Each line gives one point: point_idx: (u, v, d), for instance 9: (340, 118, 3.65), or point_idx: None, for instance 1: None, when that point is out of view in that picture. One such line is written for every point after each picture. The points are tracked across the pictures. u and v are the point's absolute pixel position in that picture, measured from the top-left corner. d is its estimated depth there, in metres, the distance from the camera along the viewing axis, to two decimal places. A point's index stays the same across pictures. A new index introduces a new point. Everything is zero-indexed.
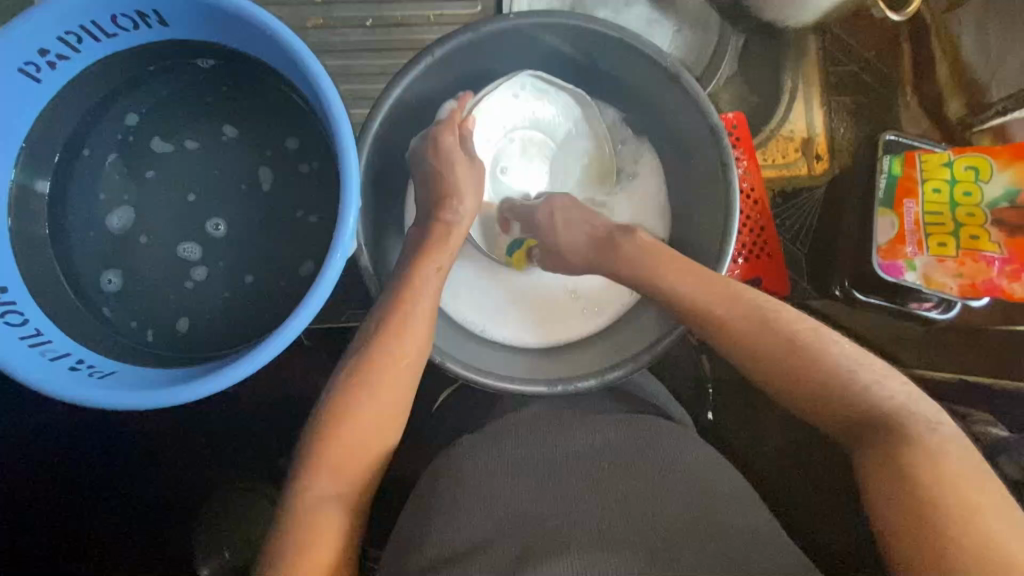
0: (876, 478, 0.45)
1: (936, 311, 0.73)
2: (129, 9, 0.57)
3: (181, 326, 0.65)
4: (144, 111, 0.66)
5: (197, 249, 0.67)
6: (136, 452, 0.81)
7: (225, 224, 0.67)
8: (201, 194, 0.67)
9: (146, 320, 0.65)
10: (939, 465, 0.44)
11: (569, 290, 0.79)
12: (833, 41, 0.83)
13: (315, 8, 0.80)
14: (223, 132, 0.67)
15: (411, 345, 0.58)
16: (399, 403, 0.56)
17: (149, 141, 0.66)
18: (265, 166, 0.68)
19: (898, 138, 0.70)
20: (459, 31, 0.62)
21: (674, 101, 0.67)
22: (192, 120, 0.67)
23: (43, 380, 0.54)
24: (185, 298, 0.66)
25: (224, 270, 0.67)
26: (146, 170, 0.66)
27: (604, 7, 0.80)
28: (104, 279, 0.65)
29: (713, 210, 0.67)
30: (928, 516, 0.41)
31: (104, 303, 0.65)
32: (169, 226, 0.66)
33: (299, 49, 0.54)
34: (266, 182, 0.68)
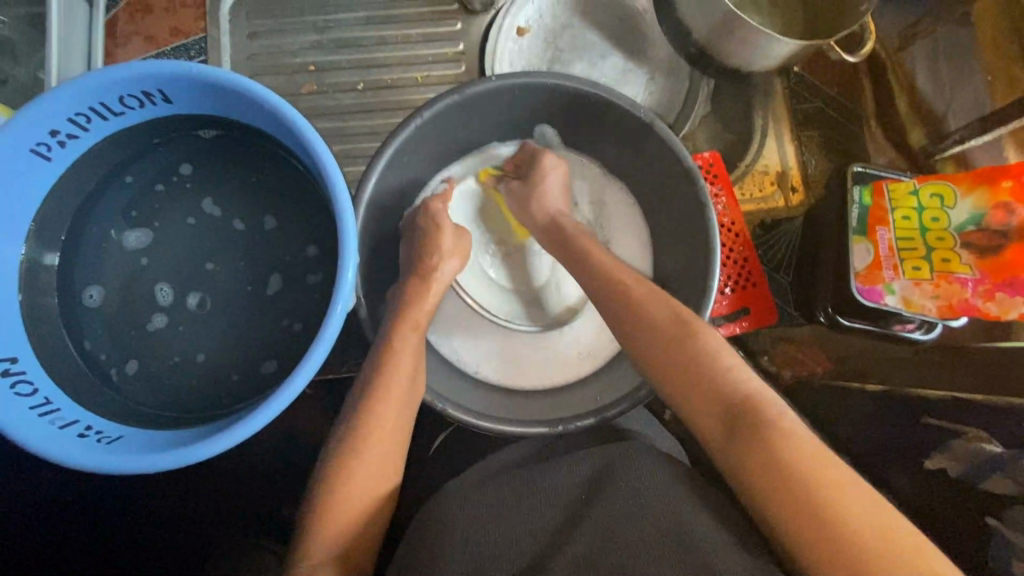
0: (757, 467, 0.49)
1: (918, 333, 0.75)
2: (135, 91, 0.61)
3: (130, 368, 0.68)
4: (141, 177, 0.70)
5: (168, 291, 0.70)
6: (133, 511, 0.81)
7: (199, 297, 0.71)
8: (218, 261, 0.72)
9: (119, 357, 0.68)
10: (806, 446, 0.48)
11: (565, 338, 0.81)
12: (797, 79, 0.89)
13: (308, 76, 0.87)
14: (208, 207, 0.71)
15: (402, 394, 0.61)
16: (395, 450, 0.59)
17: (201, 202, 0.71)
18: (276, 274, 0.72)
19: (865, 169, 0.74)
20: (445, 94, 0.67)
21: (651, 146, 0.72)
22: (191, 187, 0.71)
23: (52, 449, 0.56)
24: (143, 341, 0.69)
25: (183, 334, 0.70)
26: (188, 216, 0.71)
27: (580, 62, 0.87)
28: (86, 294, 0.68)
29: (693, 251, 0.71)
30: (815, 497, 0.45)
31: (84, 338, 0.67)
32: (169, 274, 0.70)
33: (304, 129, 0.59)
34: (277, 288, 0.72)
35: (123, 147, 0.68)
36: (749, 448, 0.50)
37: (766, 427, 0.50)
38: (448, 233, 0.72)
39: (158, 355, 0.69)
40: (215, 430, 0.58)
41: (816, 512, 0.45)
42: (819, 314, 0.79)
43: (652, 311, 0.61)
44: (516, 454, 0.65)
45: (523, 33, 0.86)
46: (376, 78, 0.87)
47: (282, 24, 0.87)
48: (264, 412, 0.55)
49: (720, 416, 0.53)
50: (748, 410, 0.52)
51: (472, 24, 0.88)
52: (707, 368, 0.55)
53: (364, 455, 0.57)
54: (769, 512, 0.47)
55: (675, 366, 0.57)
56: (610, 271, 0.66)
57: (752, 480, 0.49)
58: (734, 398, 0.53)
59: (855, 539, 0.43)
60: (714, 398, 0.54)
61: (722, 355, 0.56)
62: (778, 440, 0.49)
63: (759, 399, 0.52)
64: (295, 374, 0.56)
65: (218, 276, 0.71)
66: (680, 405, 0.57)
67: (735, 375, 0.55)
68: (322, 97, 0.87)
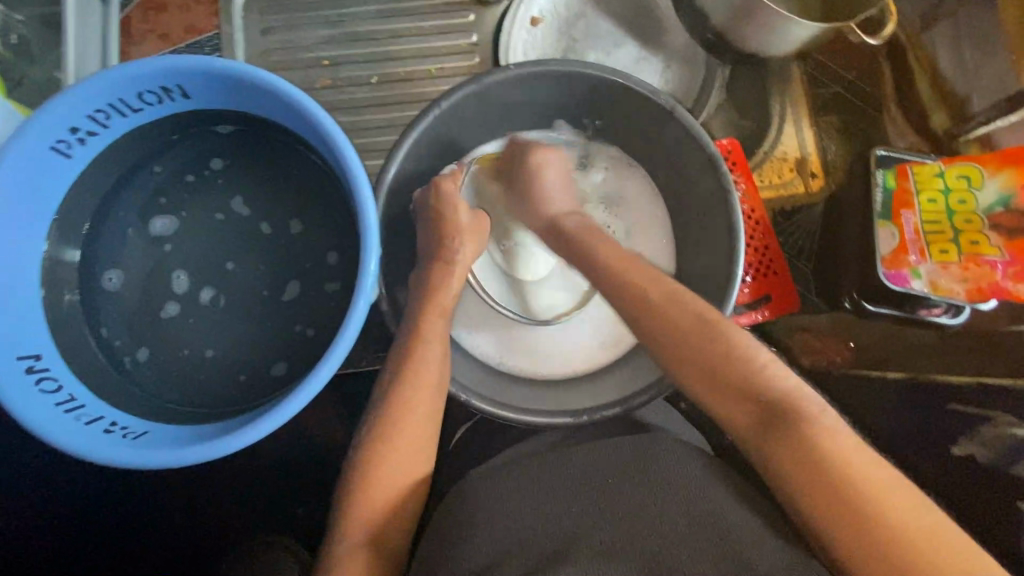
0: (800, 472, 0.47)
1: (945, 317, 0.78)
2: (155, 87, 0.61)
3: (140, 356, 0.68)
4: (159, 172, 0.70)
5: (184, 278, 0.71)
6: (153, 510, 0.80)
7: (212, 291, 0.71)
8: (237, 262, 0.72)
9: (132, 341, 0.69)
10: (850, 451, 0.47)
11: (588, 329, 0.81)
12: (814, 64, 0.88)
13: (323, 70, 0.87)
14: (235, 207, 0.72)
15: (427, 385, 0.61)
16: (419, 443, 0.59)
17: (230, 202, 0.72)
18: (294, 282, 0.71)
19: (889, 153, 0.73)
20: (463, 84, 0.67)
21: (672, 133, 0.71)
22: (210, 183, 0.72)
23: (78, 444, 0.56)
24: (160, 332, 0.69)
25: (190, 328, 0.70)
26: (215, 211, 0.72)
27: (594, 50, 0.87)
28: (106, 277, 0.69)
29: (716, 239, 0.71)
30: (862, 506, 0.44)
31: (102, 325, 0.68)
32: (186, 264, 0.71)
33: (326, 123, 0.59)
34: (294, 296, 0.71)
35: (141, 144, 0.68)
36: (790, 454, 0.48)
37: (810, 433, 0.48)
38: (464, 221, 0.71)
39: (176, 348, 0.69)
40: (241, 424, 0.58)
41: (865, 521, 0.44)
42: (843, 300, 0.78)
43: (679, 304, 0.58)
44: (542, 443, 0.65)
45: (537, 23, 0.86)
46: (390, 72, 0.87)
47: (295, 18, 0.87)
48: (288, 405, 0.55)
49: (759, 420, 0.51)
50: (787, 412, 0.50)
51: (485, 14, 0.87)
52: (739, 365, 0.53)
53: (393, 446, 0.58)
54: (816, 522, 0.46)
55: (702, 362, 0.55)
56: (632, 259, 0.66)
57: (796, 486, 0.47)
58: (771, 397, 0.51)
59: (905, 547, 0.42)
60: (749, 401, 0.52)
61: (752, 352, 0.54)
62: (821, 446, 0.47)
63: (795, 398, 0.51)
64: (318, 368, 0.55)
65: (237, 276, 0.71)
66: (712, 404, 0.54)
67: (771, 372, 0.53)
68: (337, 91, 0.87)
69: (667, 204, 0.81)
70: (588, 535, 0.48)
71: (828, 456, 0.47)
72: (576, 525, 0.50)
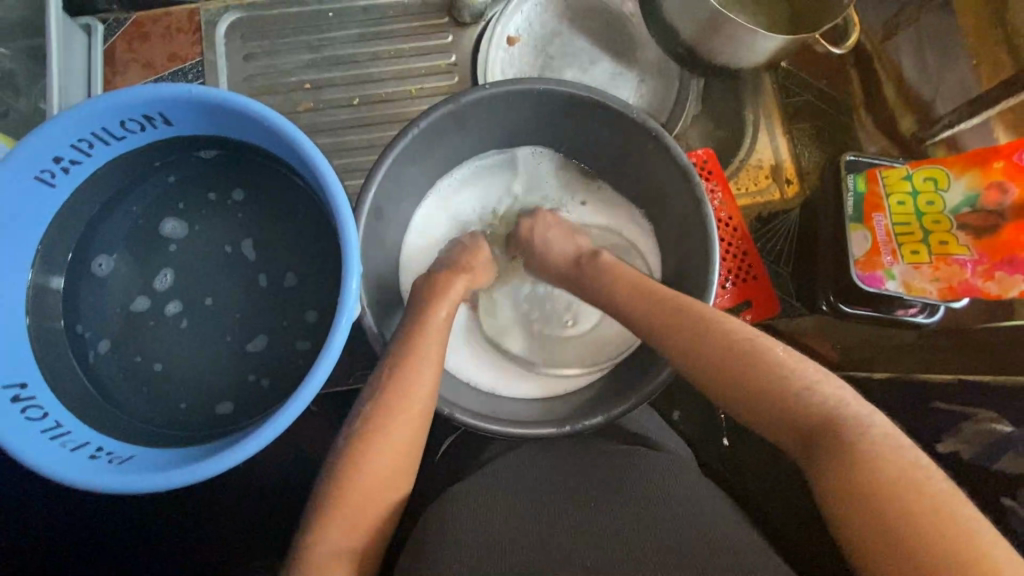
0: (838, 482, 0.46)
1: (923, 316, 0.77)
2: (137, 115, 0.62)
3: (102, 348, 0.69)
4: (145, 195, 0.71)
5: (168, 278, 0.71)
6: (134, 541, 0.78)
7: (178, 305, 0.71)
8: (217, 296, 0.72)
9: (100, 331, 0.69)
10: (893, 462, 0.44)
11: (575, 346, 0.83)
12: (785, 74, 0.90)
13: (305, 94, 0.88)
14: (243, 250, 0.72)
15: (411, 406, 0.60)
16: (399, 465, 0.57)
17: (240, 246, 0.72)
18: (263, 334, 0.71)
19: (858, 158, 0.75)
20: (438, 105, 0.68)
21: (645, 145, 0.73)
22: (194, 200, 0.72)
23: (59, 469, 0.56)
24: (144, 346, 0.70)
25: (148, 330, 0.70)
26: (226, 244, 0.72)
27: (571, 67, 0.89)
28: (95, 262, 0.69)
29: (693, 249, 0.72)
30: (902, 515, 0.41)
31: (78, 321, 0.68)
32: (167, 261, 0.71)
33: (308, 149, 0.60)
34: (261, 349, 0.71)
35: (129, 169, 0.69)
36: (831, 464, 0.47)
37: (853, 448, 0.46)
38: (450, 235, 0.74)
39: (157, 361, 0.69)
40: (224, 447, 0.58)
41: (906, 531, 0.41)
42: (821, 303, 0.79)
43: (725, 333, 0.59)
44: (526, 455, 0.65)
45: (513, 42, 0.88)
46: (371, 93, 0.89)
47: (276, 43, 0.89)
48: (280, 421, 0.55)
49: (804, 438, 0.50)
50: (829, 428, 0.49)
51: (462, 35, 0.90)
52: (779, 383, 0.53)
53: (367, 467, 0.56)
54: (854, 531, 0.43)
55: (729, 380, 0.55)
56: (634, 283, 0.68)
57: (832, 496, 0.46)
58: (813, 414, 0.50)
59: (937, 566, 0.39)
60: (789, 420, 0.52)
61: (799, 374, 0.53)
62: (863, 460, 0.45)
63: (840, 416, 0.49)
64: (302, 388, 0.56)
65: (222, 304, 0.72)
66: (761, 424, 0.54)
67: (815, 392, 0.52)
68: (319, 114, 0.88)
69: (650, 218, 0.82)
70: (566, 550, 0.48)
71: (871, 467, 0.45)
72: (558, 542, 0.50)
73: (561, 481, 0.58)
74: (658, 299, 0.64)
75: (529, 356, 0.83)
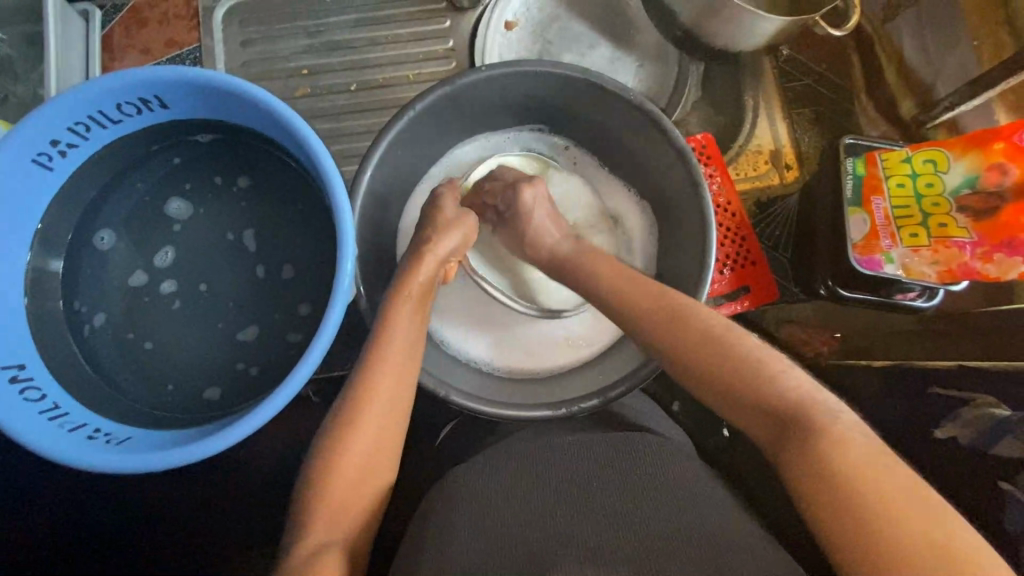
0: (805, 473, 0.46)
1: (921, 300, 0.77)
2: (133, 98, 0.62)
3: (97, 321, 0.69)
4: (147, 177, 0.71)
5: (170, 255, 0.71)
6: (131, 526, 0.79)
7: (174, 284, 0.71)
8: (211, 283, 0.72)
9: (96, 304, 0.69)
10: (857, 453, 0.45)
11: (572, 334, 0.82)
12: (785, 58, 0.90)
13: (302, 79, 0.88)
14: (245, 241, 0.72)
15: (394, 388, 0.60)
16: (382, 448, 0.58)
17: (241, 236, 0.72)
18: (253, 326, 0.71)
19: (856, 141, 0.74)
20: (434, 87, 0.68)
21: (642, 129, 0.72)
22: (194, 181, 0.72)
23: (56, 448, 0.56)
24: (142, 328, 0.70)
25: (143, 306, 0.70)
26: (227, 232, 0.72)
27: (569, 51, 0.89)
28: (98, 236, 0.70)
29: (690, 233, 0.72)
30: (866, 508, 0.42)
31: (77, 298, 0.68)
32: (165, 239, 0.71)
33: (303, 131, 0.60)
34: (252, 339, 0.71)
35: (126, 152, 0.69)
36: (798, 455, 0.47)
37: (820, 439, 0.46)
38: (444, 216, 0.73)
39: (157, 343, 0.70)
40: (221, 427, 0.58)
41: (869, 525, 0.41)
42: (819, 287, 0.79)
43: (698, 323, 0.58)
44: (521, 436, 0.66)
45: (511, 27, 0.88)
46: (369, 79, 0.88)
47: (273, 29, 0.89)
48: (272, 404, 0.56)
49: (773, 427, 0.50)
50: (797, 416, 0.49)
51: (460, 20, 0.89)
52: (748, 371, 0.53)
53: (351, 450, 0.56)
54: (820, 523, 0.43)
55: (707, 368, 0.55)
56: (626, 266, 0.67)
57: (800, 487, 0.46)
58: (782, 402, 0.50)
59: (901, 558, 0.39)
60: (761, 408, 0.51)
61: (769, 362, 0.53)
62: (831, 451, 0.45)
63: (809, 405, 0.49)
64: (294, 371, 0.56)
65: (219, 287, 0.72)
66: (732, 413, 0.54)
67: (784, 380, 0.52)
68: (316, 100, 0.88)
69: (648, 204, 0.82)
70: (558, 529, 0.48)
71: (835, 457, 0.45)
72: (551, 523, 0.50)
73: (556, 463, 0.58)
74: (639, 288, 0.64)
75: (526, 343, 0.81)
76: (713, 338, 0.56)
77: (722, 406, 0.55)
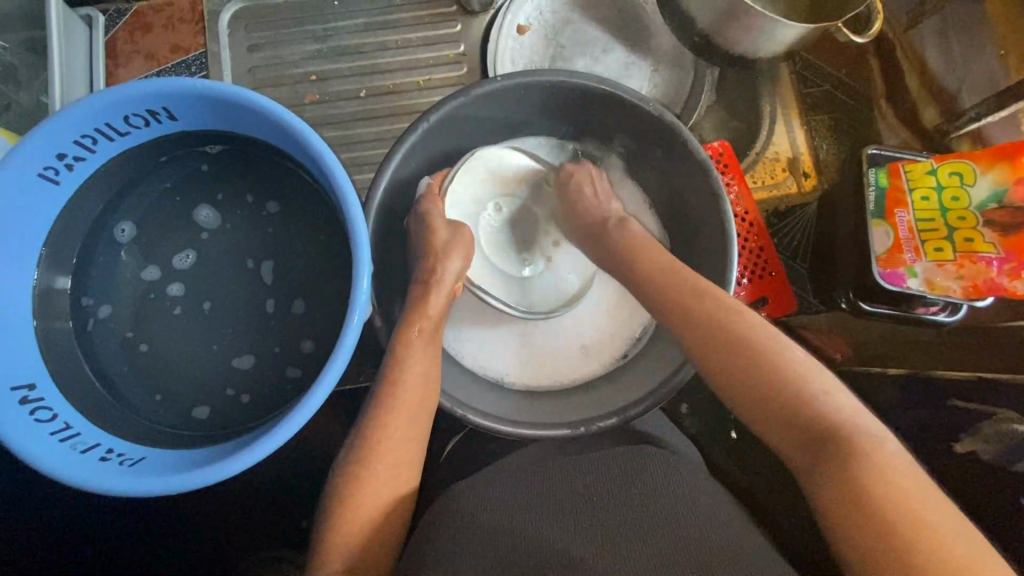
0: (838, 490, 0.45)
1: (945, 314, 0.77)
2: (141, 110, 0.60)
3: (101, 313, 0.69)
4: (169, 182, 0.70)
5: (189, 258, 0.71)
6: (142, 541, 0.78)
7: (180, 288, 0.71)
8: (215, 301, 0.71)
9: (103, 299, 0.69)
10: (882, 468, 0.45)
11: (581, 347, 0.81)
12: (803, 63, 0.88)
13: (310, 85, 0.86)
14: (263, 271, 0.72)
15: (413, 406, 0.60)
16: (404, 464, 0.58)
17: (260, 265, 0.72)
18: (250, 356, 0.70)
19: (881, 151, 0.73)
20: (452, 97, 0.66)
21: (662, 140, 0.71)
22: (214, 191, 0.71)
23: (70, 471, 0.55)
24: (154, 336, 0.69)
25: (138, 302, 0.70)
26: (246, 259, 0.72)
27: (583, 57, 0.87)
28: (118, 228, 0.69)
29: (710, 245, 0.71)
30: (902, 534, 0.42)
31: (84, 296, 0.68)
32: (181, 240, 0.71)
33: (319, 147, 0.58)
34: (247, 367, 0.70)
35: (132, 166, 0.67)
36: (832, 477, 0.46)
37: (855, 461, 0.46)
38: (445, 233, 0.70)
39: (168, 355, 0.69)
40: (238, 446, 0.57)
41: (906, 551, 0.41)
42: (840, 300, 0.78)
43: (721, 335, 0.57)
44: (539, 456, 0.65)
45: (523, 31, 0.86)
46: (378, 84, 0.87)
47: (280, 33, 0.87)
48: (288, 425, 0.54)
49: (806, 450, 0.49)
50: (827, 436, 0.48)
51: (471, 24, 0.87)
52: (780, 377, 0.53)
53: (376, 469, 0.57)
54: (850, 546, 0.44)
55: (739, 373, 0.55)
56: None
57: (834, 511, 0.45)
58: (814, 420, 0.50)
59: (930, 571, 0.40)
60: (788, 412, 0.51)
61: (799, 367, 0.53)
62: (868, 477, 0.45)
63: (838, 424, 0.49)
64: (314, 390, 0.55)
65: (231, 296, 0.72)
66: (760, 427, 0.53)
67: (807, 397, 0.51)
68: (326, 106, 0.86)
69: (665, 216, 0.80)
70: (583, 557, 0.47)
71: (867, 480, 0.45)
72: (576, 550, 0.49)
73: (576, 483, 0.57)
74: (678, 286, 0.63)
75: (536, 357, 0.80)
76: (742, 342, 0.56)
77: (744, 408, 0.55)
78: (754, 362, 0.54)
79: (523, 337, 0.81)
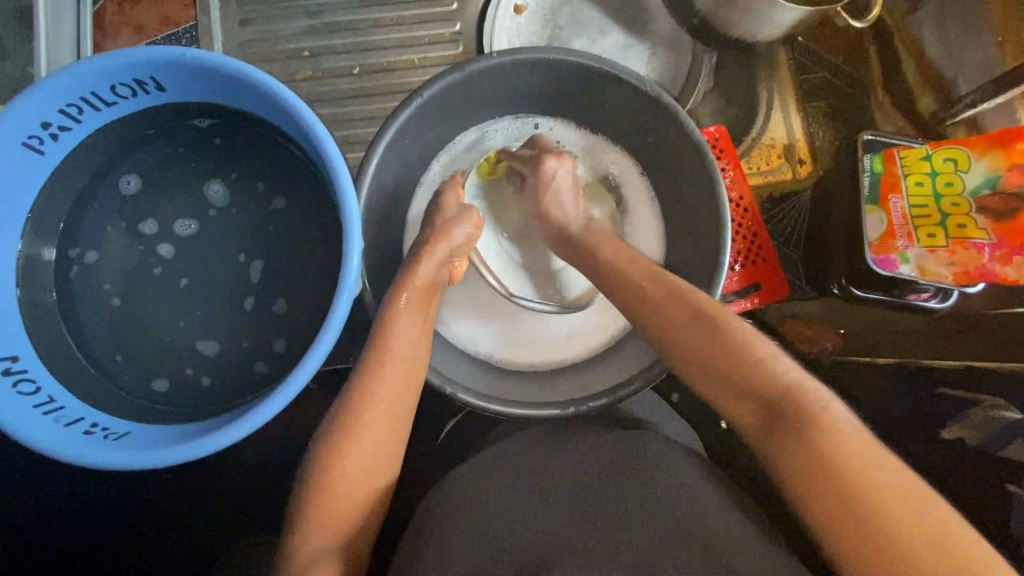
0: (804, 474, 0.44)
1: (934, 301, 0.76)
2: (128, 79, 0.59)
3: (88, 257, 0.67)
4: (185, 144, 0.69)
5: (193, 226, 0.69)
6: (125, 520, 0.77)
7: (171, 248, 0.69)
8: (192, 277, 0.69)
9: (88, 246, 0.67)
10: (846, 443, 0.44)
11: (568, 334, 0.81)
12: (801, 49, 0.87)
13: (303, 62, 0.85)
14: (252, 269, 0.70)
15: (399, 379, 0.59)
16: (390, 432, 0.58)
17: (250, 264, 0.70)
18: (210, 342, 0.69)
19: (876, 138, 0.72)
20: (445, 73, 0.65)
21: (659, 122, 0.70)
22: (215, 167, 0.69)
23: (50, 443, 0.55)
24: (148, 299, 0.68)
25: (117, 255, 0.68)
26: (238, 253, 0.70)
27: (580, 38, 0.86)
28: (123, 180, 0.68)
29: (704, 229, 0.70)
30: (859, 502, 0.41)
31: (72, 247, 0.66)
32: (184, 206, 0.69)
33: (310, 120, 0.57)
34: (211, 352, 0.68)
35: (120, 136, 0.66)
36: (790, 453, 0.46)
37: (806, 431, 0.46)
38: (452, 203, 0.73)
39: (160, 327, 0.68)
40: (223, 423, 0.57)
41: (863, 521, 0.41)
42: (832, 286, 0.78)
43: (684, 318, 0.57)
44: (527, 436, 0.64)
45: (521, 11, 0.85)
46: (372, 62, 0.85)
47: (273, 8, 0.85)
48: (272, 402, 0.54)
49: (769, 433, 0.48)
50: (787, 409, 0.47)
51: (467, 2, 0.86)
52: (737, 361, 0.52)
53: (360, 436, 0.56)
54: (816, 519, 0.43)
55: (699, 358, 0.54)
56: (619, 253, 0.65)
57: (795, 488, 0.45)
58: (773, 394, 0.49)
59: (904, 545, 0.39)
60: (749, 395, 0.50)
61: (755, 346, 0.52)
62: (821, 439, 0.45)
63: (800, 393, 0.48)
64: (301, 365, 0.54)
65: (221, 273, 0.70)
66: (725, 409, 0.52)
67: (768, 375, 0.50)
68: (319, 83, 0.85)
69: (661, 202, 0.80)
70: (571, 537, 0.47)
71: (832, 447, 0.44)
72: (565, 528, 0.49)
73: (566, 464, 0.57)
74: (637, 275, 0.63)
75: (523, 344, 0.80)
76: (704, 331, 0.55)
77: (707, 393, 0.54)
78: (711, 345, 0.54)
79: (513, 322, 0.81)
